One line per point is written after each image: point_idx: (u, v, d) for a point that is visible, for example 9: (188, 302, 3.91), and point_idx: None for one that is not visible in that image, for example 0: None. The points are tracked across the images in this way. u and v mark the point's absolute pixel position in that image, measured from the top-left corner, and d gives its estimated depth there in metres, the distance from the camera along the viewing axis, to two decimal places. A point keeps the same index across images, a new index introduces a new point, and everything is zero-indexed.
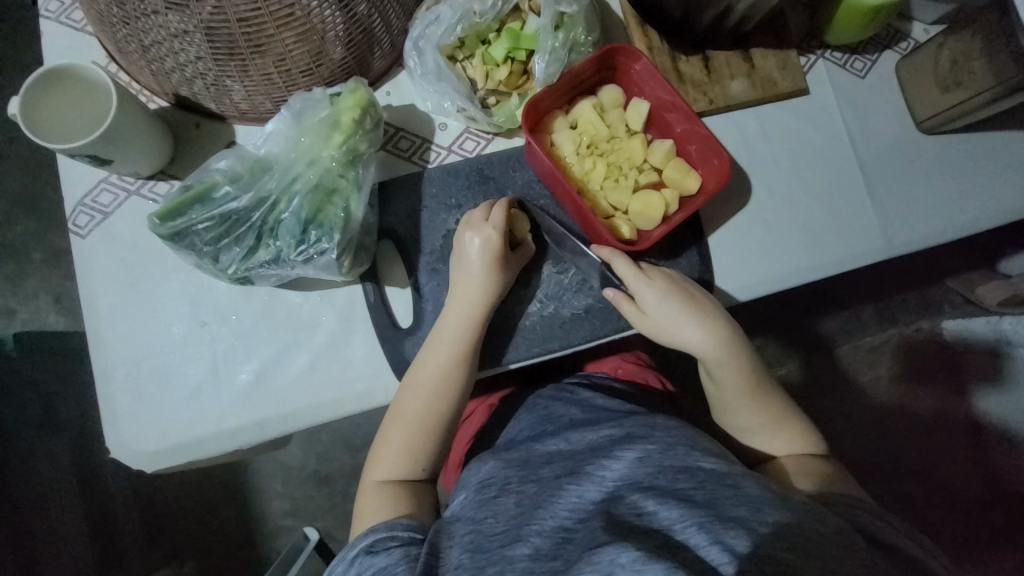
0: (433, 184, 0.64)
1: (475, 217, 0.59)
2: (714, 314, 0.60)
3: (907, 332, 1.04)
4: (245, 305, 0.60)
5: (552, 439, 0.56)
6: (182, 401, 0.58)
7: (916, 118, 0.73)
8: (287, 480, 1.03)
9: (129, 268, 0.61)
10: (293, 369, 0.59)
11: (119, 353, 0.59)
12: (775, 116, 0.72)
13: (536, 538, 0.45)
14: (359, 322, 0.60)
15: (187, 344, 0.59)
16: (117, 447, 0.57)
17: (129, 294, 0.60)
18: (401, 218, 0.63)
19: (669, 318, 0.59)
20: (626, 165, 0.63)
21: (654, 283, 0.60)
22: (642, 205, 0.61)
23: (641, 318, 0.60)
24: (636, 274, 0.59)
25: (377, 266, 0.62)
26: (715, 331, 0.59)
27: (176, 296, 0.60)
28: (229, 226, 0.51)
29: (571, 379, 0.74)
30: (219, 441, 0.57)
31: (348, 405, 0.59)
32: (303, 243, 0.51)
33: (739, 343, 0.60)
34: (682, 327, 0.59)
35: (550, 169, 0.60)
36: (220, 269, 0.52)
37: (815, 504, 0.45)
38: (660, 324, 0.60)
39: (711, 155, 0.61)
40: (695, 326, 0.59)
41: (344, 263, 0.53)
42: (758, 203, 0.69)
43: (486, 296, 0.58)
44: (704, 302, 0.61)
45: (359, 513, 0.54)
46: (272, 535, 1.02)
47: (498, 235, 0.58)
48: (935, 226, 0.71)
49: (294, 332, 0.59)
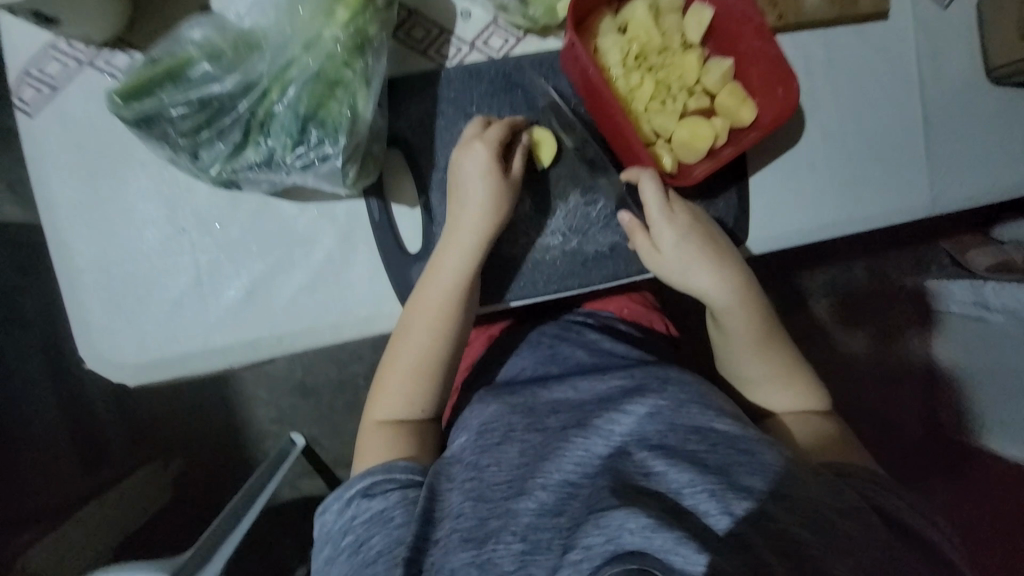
0: (452, 86, 0.56)
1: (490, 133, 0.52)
2: (734, 260, 0.55)
3: (885, 286, 1.10)
4: (232, 213, 0.52)
5: (558, 387, 0.53)
6: (163, 315, 0.52)
7: (987, 65, 0.64)
8: (274, 389, 1.01)
9: (87, 157, 0.52)
10: (286, 289, 0.53)
11: (86, 256, 0.52)
12: (844, 42, 0.63)
13: (541, 492, 0.43)
14: (361, 242, 0.54)
15: (164, 252, 0.52)
16: (92, 358, 0.52)
17: (91, 188, 0.52)
18: (413, 125, 0.55)
19: (687, 257, 0.53)
20: (676, 84, 0.55)
21: (675, 219, 0.53)
22: (688, 134, 0.54)
23: (653, 255, 0.54)
24: (661, 203, 0.52)
25: (384, 180, 0.55)
26: (733, 278, 0.54)
27: (148, 196, 0.52)
28: (209, 115, 0.42)
29: (574, 317, 0.70)
30: (207, 360, 0.53)
31: (347, 331, 0.54)
32: (300, 145, 0.42)
33: (754, 291, 0.55)
34: (698, 270, 0.53)
35: (591, 79, 0.52)
36: (200, 168, 0.44)
37: (832, 479, 0.43)
38: (677, 263, 0.53)
39: (776, 82, 0.53)
40: (714, 270, 0.54)
41: (350, 174, 0.44)
42: (809, 144, 0.63)
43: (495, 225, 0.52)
44: (725, 245, 0.55)
45: (359, 453, 0.52)
46: (258, 439, 1.02)
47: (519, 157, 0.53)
48: (989, 185, 0.65)
49: (288, 248, 0.53)
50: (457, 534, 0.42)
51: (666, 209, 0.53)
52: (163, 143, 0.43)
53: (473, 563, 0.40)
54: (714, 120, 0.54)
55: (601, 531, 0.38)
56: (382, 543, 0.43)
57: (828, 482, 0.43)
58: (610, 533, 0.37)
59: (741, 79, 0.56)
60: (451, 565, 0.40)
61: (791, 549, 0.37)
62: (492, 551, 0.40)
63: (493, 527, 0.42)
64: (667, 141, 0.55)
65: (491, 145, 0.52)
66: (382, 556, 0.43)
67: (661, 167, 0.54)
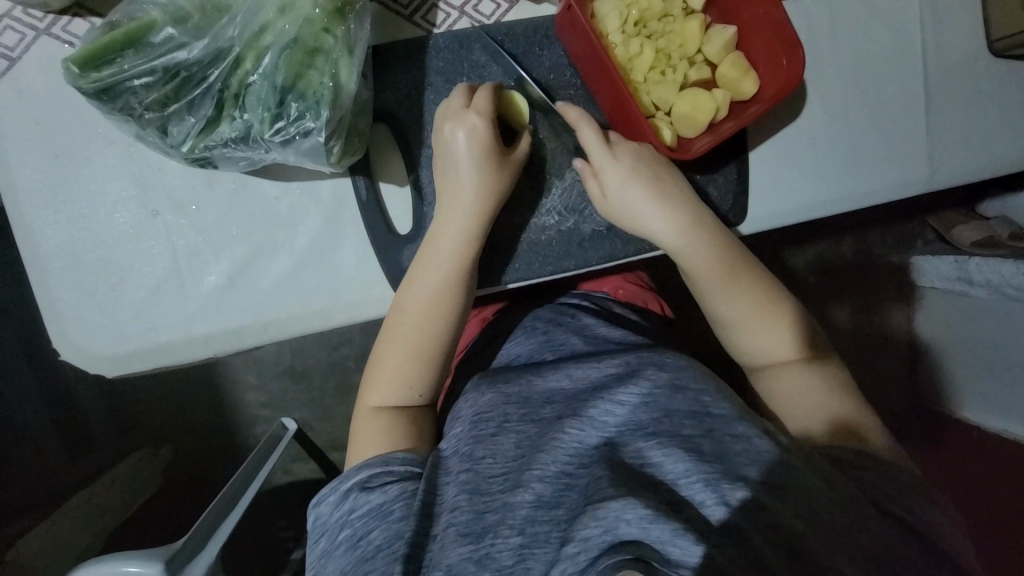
0: (441, 55, 0.52)
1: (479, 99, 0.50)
2: (680, 199, 0.53)
3: (877, 264, 1.09)
4: (208, 193, 0.49)
5: (552, 373, 0.52)
6: (139, 303, 0.49)
7: (988, 37, 0.63)
8: (263, 375, 0.99)
9: (48, 133, 0.48)
10: (270, 274, 0.50)
11: (53, 242, 0.49)
12: (847, 10, 0.61)
13: (537, 484, 0.43)
14: (347, 224, 0.51)
15: (137, 236, 0.49)
16: (65, 349, 0.49)
17: (54, 168, 0.48)
18: (401, 96, 0.52)
19: (634, 201, 0.52)
20: (676, 54, 0.53)
21: (619, 161, 0.52)
22: (689, 106, 0.51)
23: (601, 201, 0.53)
24: (602, 143, 0.51)
25: (371, 157, 0.52)
26: (676, 218, 0.53)
27: (117, 176, 0.49)
28: (177, 85, 0.38)
29: (569, 300, 0.69)
30: (188, 349, 0.50)
31: (336, 317, 0.52)
32: (280, 119, 0.39)
33: (705, 228, 0.53)
34: (645, 212, 0.52)
35: (589, 45, 0.49)
36: (171, 145, 0.41)
37: (828, 466, 0.43)
38: (623, 207, 0.52)
39: (782, 50, 0.50)
40: (662, 213, 0.53)
41: (334, 150, 0.42)
42: (810, 118, 0.61)
43: (484, 205, 0.50)
44: (675, 187, 0.53)
45: (354, 439, 0.51)
46: (248, 425, 1.00)
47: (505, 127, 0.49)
48: (987, 160, 0.64)
49: (271, 231, 0.50)
50: (453, 529, 0.41)
51: (609, 152, 0.52)
52: (129, 117, 0.39)
53: (470, 558, 0.40)
54: (716, 91, 0.52)
55: (598, 523, 0.37)
56: (380, 537, 0.43)
57: (820, 469, 0.42)
58: (607, 524, 0.37)
59: (743, 48, 0.53)
60: (448, 561, 0.40)
61: (786, 539, 0.38)
62: (489, 546, 0.40)
63: (491, 521, 0.42)
64: (667, 114, 0.53)
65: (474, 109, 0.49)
66: (380, 551, 0.42)
67: (660, 140, 0.52)
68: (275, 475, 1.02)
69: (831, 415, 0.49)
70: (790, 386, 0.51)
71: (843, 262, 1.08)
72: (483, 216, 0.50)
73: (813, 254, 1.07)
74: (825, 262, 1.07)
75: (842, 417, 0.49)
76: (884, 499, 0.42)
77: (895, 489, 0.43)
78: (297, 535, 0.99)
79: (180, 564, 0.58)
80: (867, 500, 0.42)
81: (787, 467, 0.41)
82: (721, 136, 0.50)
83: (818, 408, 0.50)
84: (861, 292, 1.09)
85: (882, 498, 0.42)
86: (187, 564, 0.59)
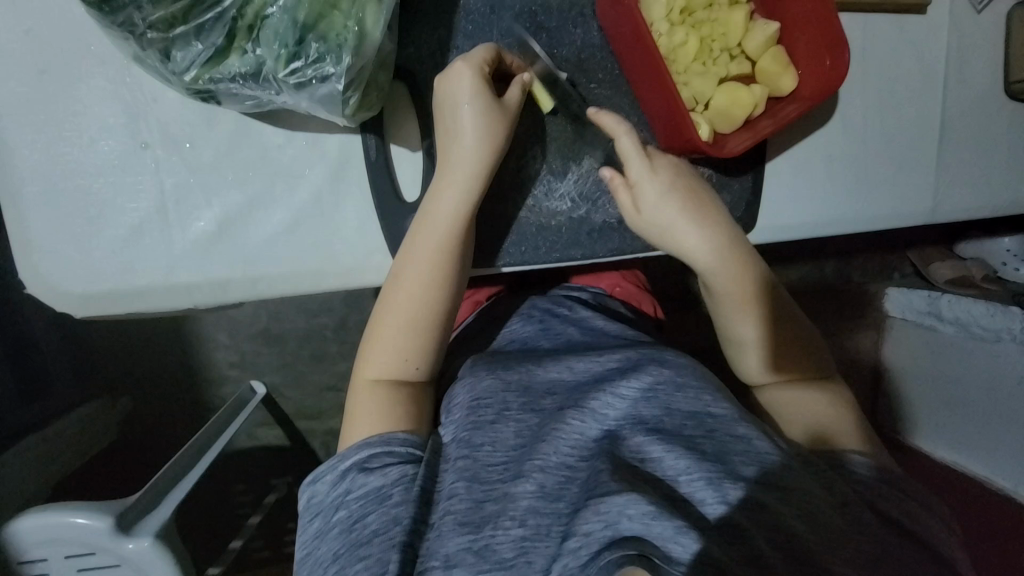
0: (471, 18, 0.50)
1: (475, 57, 0.47)
2: (716, 218, 0.53)
3: (858, 291, 1.12)
4: (205, 132, 0.46)
5: (553, 364, 0.52)
6: (117, 240, 0.46)
7: (1007, 77, 0.64)
8: (236, 333, 0.95)
9: (33, 41, 0.43)
10: (265, 226, 0.48)
11: (26, 162, 0.44)
12: (880, 31, 0.61)
13: (539, 475, 0.43)
14: (351, 184, 0.49)
15: (122, 168, 0.45)
16: (29, 281, 0.45)
17: (37, 83, 0.44)
18: (424, 56, 0.49)
19: (666, 217, 0.51)
20: (718, 43, 0.52)
21: (658, 175, 0.51)
22: (728, 100, 0.50)
23: (634, 214, 0.52)
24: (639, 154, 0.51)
25: (385, 115, 0.50)
26: (714, 235, 0.52)
27: (105, 99, 0.45)
28: (188, 5, 0.34)
29: (567, 291, 0.68)
30: (168, 297, 0.47)
31: (329, 280, 0.50)
32: (296, 58, 0.36)
33: (737, 250, 0.53)
34: (680, 229, 0.52)
35: (636, 27, 0.47)
36: (173, 71, 0.38)
37: (816, 461, 0.45)
38: (655, 221, 0.52)
39: (824, 50, 0.50)
40: (696, 229, 0.52)
41: (350, 101, 0.39)
42: (829, 135, 0.61)
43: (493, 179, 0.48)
44: (706, 201, 0.53)
45: (348, 417, 0.49)
46: (217, 383, 0.97)
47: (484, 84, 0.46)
48: (989, 197, 0.65)
49: (269, 180, 0.47)
50: (451, 518, 0.41)
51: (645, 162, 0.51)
52: (129, 33, 0.36)
53: (469, 549, 0.40)
54: (755, 87, 0.51)
55: (600, 518, 0.38)
56: (378, 521, 0.42)
57: (818, 471, 0.44)
58: (609, 520, 0.38)
59: (785, 44, 0.53)
60: (446, 551, 0.40)
61: (783, 538, 0.39)
62: (488, 538, 0.40)
63: (491, 511, 0.42)
64: (704, 108, 0.52)
65: (476, 66, 0.46)
66: (378, 535, 0.41)
67: (700, 134, 0.50)
68: (239, 438, 0.99)
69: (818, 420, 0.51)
70: (798, 406, 0.52)
71: (827, 284, 1.10)
72: (485, 170, 0.47)
73: (797, 274, 1.08)
74: (808, 284, 1.09)
75: (833, 415, 0.51)
76: (880, 506, 0.43)
77: (894, 497, 0.43)
78: (254, 500, 0.96)
79: (133, 520, 0.56)
80: (863, 502, 0.43)
81: (785, 468, 0.42)
82: (759, 136, 0.50)
83: (817, 416, 0.51)
84: (840, 317, 1.12)
85: (877, 500, 0.43)
86: (143, 520, 0.57)
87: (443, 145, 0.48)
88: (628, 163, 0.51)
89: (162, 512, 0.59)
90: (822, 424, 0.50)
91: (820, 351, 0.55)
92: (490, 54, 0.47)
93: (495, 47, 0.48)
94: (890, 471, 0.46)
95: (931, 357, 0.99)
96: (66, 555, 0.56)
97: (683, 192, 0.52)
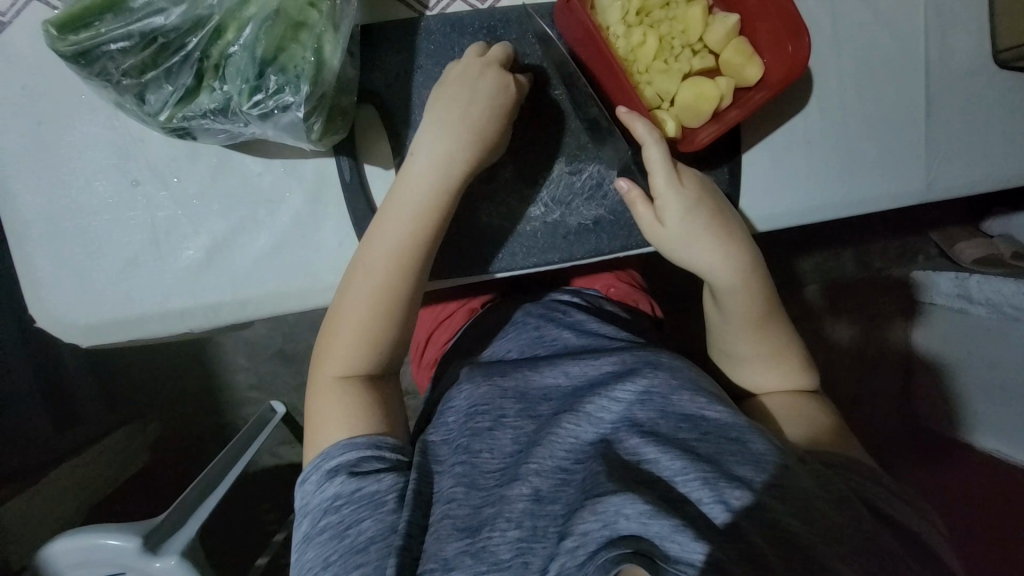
0: (433, 38, 0.52)
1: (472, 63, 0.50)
2: (738, 237, 0.53)
3: (876, 277, 1.08)
4: (190, 166, 0.49)
5: (550, 369, 0.52)
6: (116, 273, 0.49)
7: (995, 46, 0.62)
8: (251, 356, 0.99)
9: (32, 98, 0.47)
10: (252, 250, 0.50)
11: (32, 208, 0.48)
12: (851, 13, 0.60)
13: (534, 478, 0.44)
14: (330, 204, 0.51)
15: (117, 205, 0.49)
16: (40, 317, 0.49)
17: (37, 135, 0.48)
18: (390, 78, 0.52)
19: (679, 234, 0.52)
20: (678, 41, 0.52)
21: (684, 187, 0.51)
22: (693, 95, 0.51)
23: (655, 225, 0.52)
24: (669, 179, 0.50)
25: (357, 137, 0.52)
26: (734, 251, 0.53)
27: (99, 144, 0.48)
28: (156, 52, 0.37)
29: (560, 296, 0.68)
30: (166, 323, 0.50)
31: (316, 297, 0.52)
32: (258, 92, 0.38)
33: (757, 267, 0.54)
34: (695, 245, 0.52)
35: (589, 32, 0.48)
36: (148, 113, 0.40)
37: (818, 467, 0.44)
38: (676, 239, 0.52)
39: (786, 38, 0.50)
40: (717, 246, 0.53)
41: (313, 126, 0.42)
42: (807, 121, 0.60)
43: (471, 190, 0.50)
44: (729, 219, 0.53)
45: (319, 417, 0.49)
46: (237, 405, 1.00)
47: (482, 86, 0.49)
48: (988, 171, 0.63)
49: (252, 207, 0.50)
50: (450, 521, 0.43)
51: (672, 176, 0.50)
52: (107, 82, 0.39)
53: (467, 551, 0.41)
54: (720, 80, 0.51)
55: (597, 518, 0.38)
56: (372, 528, 0.43)
57: (813, 471, 0.43)
58: (607, 519, 0.38)
59: (748, 35, 0.53)
60: (445, 554, 0.41)
61: (778, 534, 0.38)
62: (486, 539, 0.41)
63: (488, 515, 0.43)
64: (670, 105, 0.53)
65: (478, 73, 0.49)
66: (373, 543, 0.42)
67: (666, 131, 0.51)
68: None
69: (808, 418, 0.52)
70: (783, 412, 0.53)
71: (840, 272, 1.07)
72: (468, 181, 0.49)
73: (808, 264, 1.05)
74: (822, 273, 1.06)
75: (829, 422, 0.51)
76: (876, 503, 0.42)
77: (889, 495, 0.43)
78: (280, 517, 0.99)
79: (159, 540, 0.59)
80: (858, 500, 0.42)
81: (780, 467, 0.42)
82: (727, 127, 0.50)
83: (809, 420, 0.52)
84: (860, 305, 1.08)
85: (872, 497, 0.43)
86: (166, 540, 0.59)
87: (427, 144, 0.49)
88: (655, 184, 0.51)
89: (185, 532, 0.62)
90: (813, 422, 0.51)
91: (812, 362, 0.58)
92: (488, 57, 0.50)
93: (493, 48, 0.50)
94: (874, 469, 0.45)
95: (958, 341, 0.94)
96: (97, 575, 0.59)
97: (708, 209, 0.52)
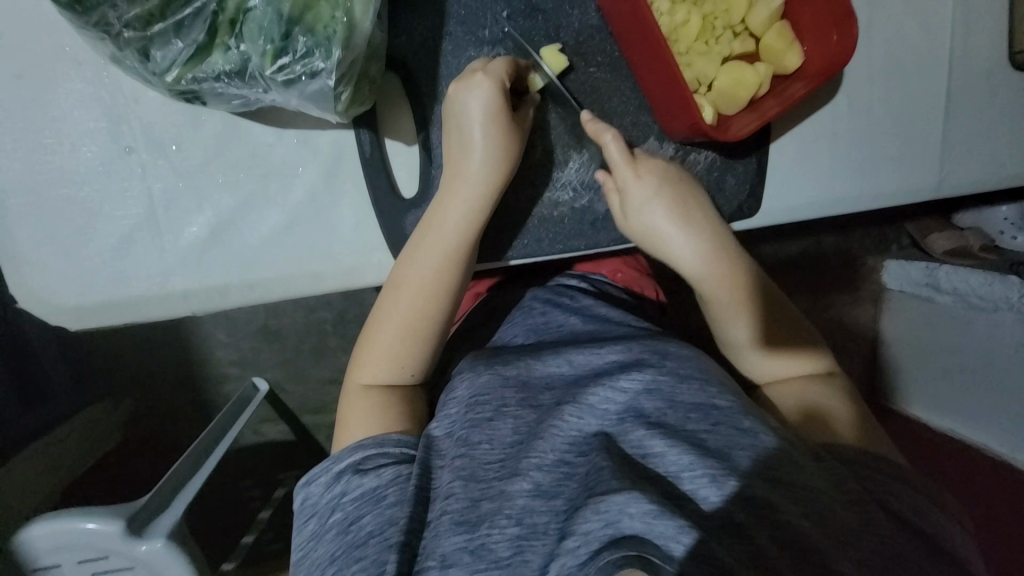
0: (463, 2, 0.48)
1: (496, 69, 0.46)
2: (704, 225, 0.53)
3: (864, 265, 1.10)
4: (191, 134, 0.44)
5: (552, 359, 0.51)
6: (109, 252, 0.45)
7: (1012, 46, 0.61)
8: (232, 331, 0.93)
9: (5, 47, 0.41)
10: (260, 230, 0.46)
11: (9, 174, 0.43)
12: (884, 1, 0.59)
13: (536, 473, 0.42)
14: (347, 182, 0.47)
15: (110, 176, 0.44)
16: (26, 297, 0.45)
17: (12, 89, 0.42)
18: (415, 45, 0.48)
19: (654, 225, 0.51)
20: (721, 21, 0.50)
21: (643, 179, 0.50)
22: (732, 80, 0.49)
23: (622, 219, 0.52)
24: (625, 161, 0.50)
25: (378, 110, 0.48)
26: (701, 239, 0.53)
27: (84, 103, 0.43)
28: (165, 1, 0.32)
29: (568, 280, 0.67)
30: (164, 305, 0.46)
31: (332, 281, 0.49)
32: (283, 54, 0.34)
33: (726, 254, 0.54)
34: (667, 234, 0.52)
35: (633, 8, 0.45)
36: (153, 73, 0.36)
37: (835, 462, 0.43)
38: (660, 229, 0.52)
39: (831, 25, 0.48)
40: (686, 235, 0.53)
41: (342, 96, 0.38)
42: (833, 112, 0.59)
43: (488, 191, 0.47)
44: (694, 206, 0.53)
45: (343, 418, 0.49)
46: (218, 383, 0.96)
47: (496, 90, 0.45)
48: (995, 171, 0.63)
49: (262, 182, 0.46)
50: (447, 517, 0.40)
51: (632, 167, 0.50)
52: (105, 33, 0.34)
53: (465, 548, 0.39)
54: (759, 65, 0.49)
55: (599, 517, 0.37)
56: (373, 522, 0.42)
57: (827, 468, 0.43)
58: (608, 518, 0.37)
59: (790, 19, 0.51)
60: (442, 551, 0.39)
61: (789, 538, 0.37)
62: (484, 536, 0.39)
63: (487, 510, 0.41)
64: (707, 89, 0.51)
65: (496, 80, 0.45)
66: (373, 537, 0.41)
67: (704, 117, 0.49)
68: (243, 436, 0.97)
69: (807, 400, 0.51)
70: (781, 401, 0.53)
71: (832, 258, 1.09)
72: (494, 188, 0.47)
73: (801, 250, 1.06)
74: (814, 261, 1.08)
75: (834, 411, 0.50)
76: (885, 500, 0.42)
77: (901, 492, 0.43)
78: (263, 496, 0.95)
79: (143, 522, 0.55)
80: (873, 500, 0.42)
81: (789, 463, 0.41)
82: (765, 117, 0.49)
83: (814, 403, 0.51)
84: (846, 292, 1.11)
85: (888, 498, 0.42)
86: (152, 524, 0.56)
87: (450, 155, 0.47)
88: (614, 167, 0.50)
89: (174, 512, 0.58)
90: (818, 406, 0.51)
91: (822, 344, 0.56)
92: (507, 65, 0.46)
93: (511, 59, 0.47)
94: (892, 464, 0.45)
95: (921, 327, 0.96)
96: (79, 560, 0.55)
97: (671, 195, 0.51)
